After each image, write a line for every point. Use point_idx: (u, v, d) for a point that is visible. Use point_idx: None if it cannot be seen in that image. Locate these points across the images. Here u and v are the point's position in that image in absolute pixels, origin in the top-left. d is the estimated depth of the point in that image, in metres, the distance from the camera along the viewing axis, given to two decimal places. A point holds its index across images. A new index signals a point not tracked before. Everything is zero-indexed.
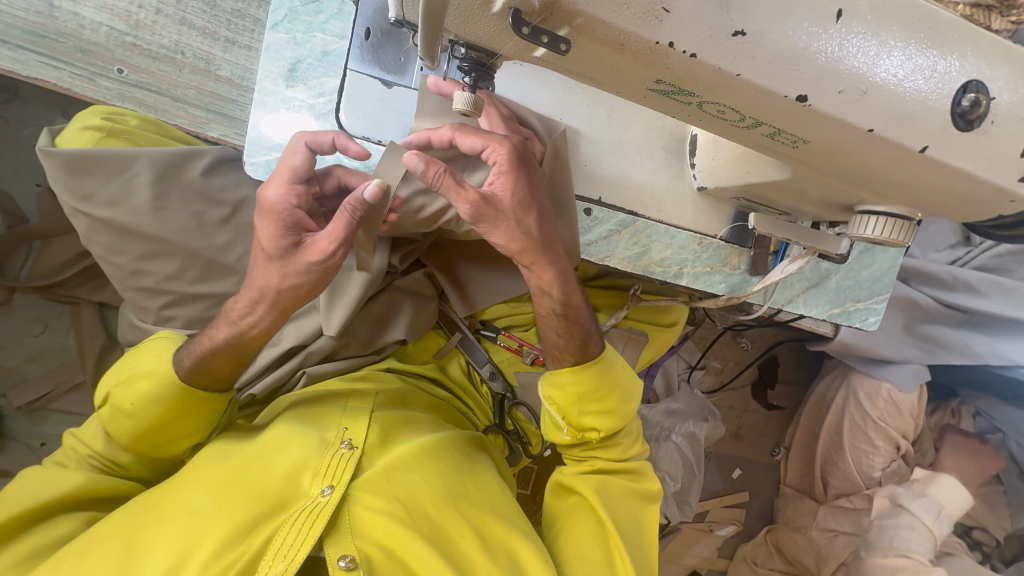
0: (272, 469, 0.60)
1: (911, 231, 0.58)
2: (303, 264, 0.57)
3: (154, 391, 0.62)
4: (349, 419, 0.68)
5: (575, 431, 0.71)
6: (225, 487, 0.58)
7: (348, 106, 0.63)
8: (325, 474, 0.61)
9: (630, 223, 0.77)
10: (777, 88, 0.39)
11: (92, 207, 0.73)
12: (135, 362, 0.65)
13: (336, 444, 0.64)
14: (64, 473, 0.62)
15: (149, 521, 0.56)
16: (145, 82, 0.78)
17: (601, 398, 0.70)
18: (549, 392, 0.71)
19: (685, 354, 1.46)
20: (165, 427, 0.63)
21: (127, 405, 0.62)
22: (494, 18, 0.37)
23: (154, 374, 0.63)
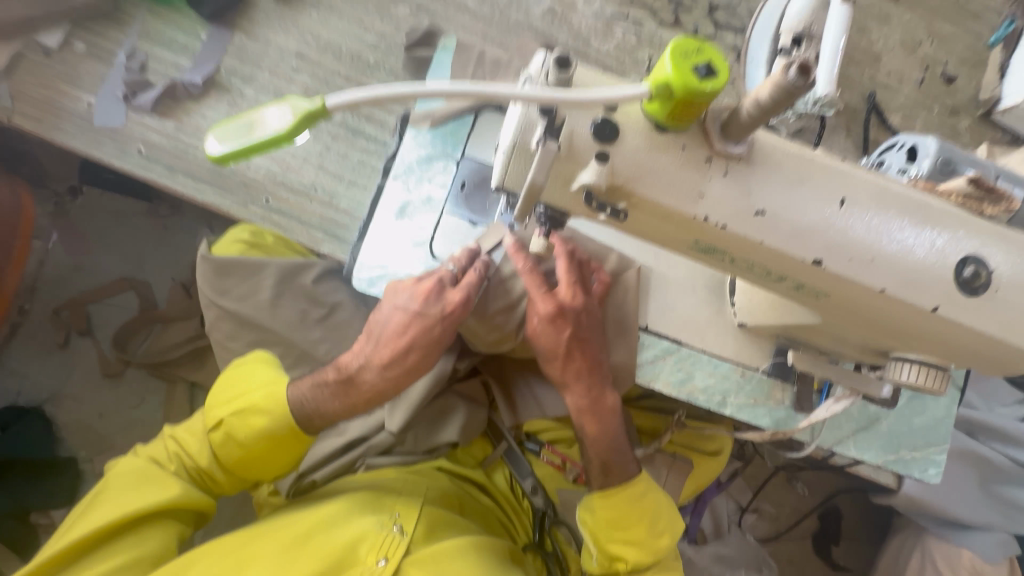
0: (334, 536, 0.64)
1: (948, 380, 0.62)
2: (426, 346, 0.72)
3: (267, 429, 0.72)
4: (401, 506, 0.70)
5: (604, 559, 0.73)
6: (294, 546, 0.63)
7: (442, 239, 0.79)
8: (381, 545, 0.65)
9: (675, 349, 0.83)
10: (795, 252, 0.48)
11: (226, 301, 0.89)
12: (248, 391, 0.75)
13: (391, 523, 0.67)
14: (162, 482, 0.72)
15: (222, 567, 0.61)
16: (283, 208, 0.99)
17: (628, 526, 0.72)
18: (583, 515, 0.74)
19: (735, 493, 1.39)
20: (266, 456, 0.74)
21: (241, 435, 0.73)
22: (571, 194, 0.49)
23: (268, 414, 0.73)
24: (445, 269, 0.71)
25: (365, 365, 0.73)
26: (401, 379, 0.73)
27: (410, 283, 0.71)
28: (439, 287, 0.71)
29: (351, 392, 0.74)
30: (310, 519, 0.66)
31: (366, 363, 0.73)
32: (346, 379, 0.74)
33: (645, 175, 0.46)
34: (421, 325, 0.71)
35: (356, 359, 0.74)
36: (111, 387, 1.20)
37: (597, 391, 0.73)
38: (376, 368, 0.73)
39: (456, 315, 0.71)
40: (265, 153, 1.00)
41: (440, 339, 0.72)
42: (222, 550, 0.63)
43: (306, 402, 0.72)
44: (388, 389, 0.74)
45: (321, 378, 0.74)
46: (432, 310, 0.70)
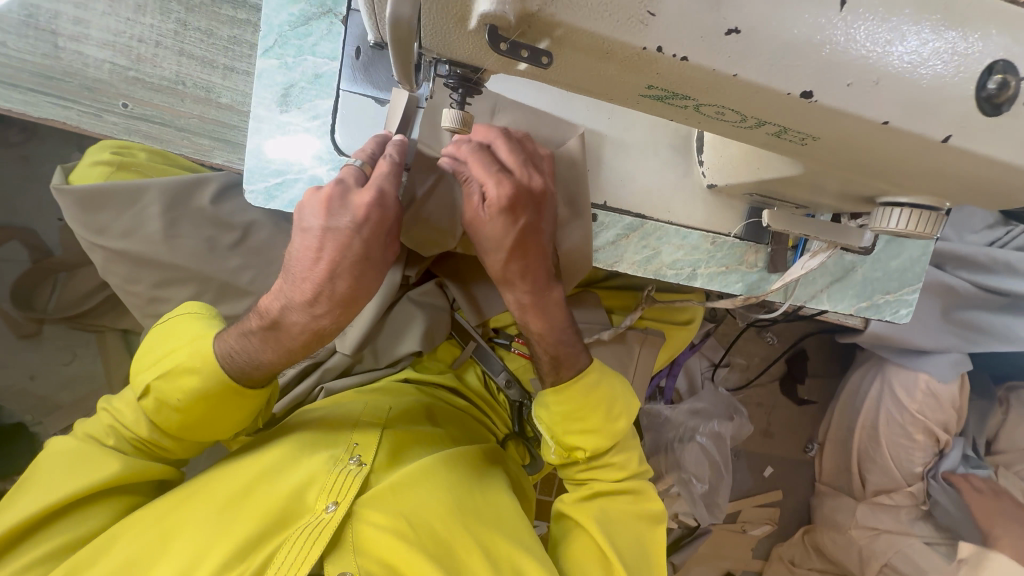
0: (280, 485, 0.60)
1: (940, 222, 0.55)
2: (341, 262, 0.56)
3: (199, 388, 0.60)
4: (359, 436, 0.68)
5: (562, 450, 0.70)
6: (235, 501, 0.58)
7: (343, 127, 0.63)
8: (331, 490, 0.60)
9: (638, 225, 0.74)
10: (778, 85, 0.36)
11: (107, 241, 0.74)
12: (177, 350, 0.63)
13: (345, 459, 0.64)
14: (98, 458, 0.61)
15: (151, 533, 0.55)
16: (149, 114, 0.79)
17: (585, 417, 0.67)
18: (539, 412, 0.70)
19: (708, 352, 1.43)
20: (212, 421, 0.62)
21: (174, 400, 0.61)
22: (471, 36, 0.35)
23: (200, 372, 0.60)
24: (350, 166, 0.58)
25: (288, 304, 0.58)
26: (338, 313, 0.58)
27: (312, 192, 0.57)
28: (347, 188, 0.56)
29: (282, 339, 0.59)
30: (252, 470, 0.62)
31: (289, 302, 0.58)
32: (273, 324, 0.59)
33: None
34: (338, 240, 0.55)
35: (277, 299, 0.59)
36: (33, 349, 1.07)
37: (543, 284, 0.65)
38: (301, 306, 0.57)
39: (374, 221, 0.56)
40: (97, 40, 0.77)
41: (367, 254, 0.57)
42: (149, 519, 0.57)
43: (237, 355, 0.60)
44: (327, 328, 0.59)
45: (246, 326, 0.60)
46: (345, 219, 0.55)
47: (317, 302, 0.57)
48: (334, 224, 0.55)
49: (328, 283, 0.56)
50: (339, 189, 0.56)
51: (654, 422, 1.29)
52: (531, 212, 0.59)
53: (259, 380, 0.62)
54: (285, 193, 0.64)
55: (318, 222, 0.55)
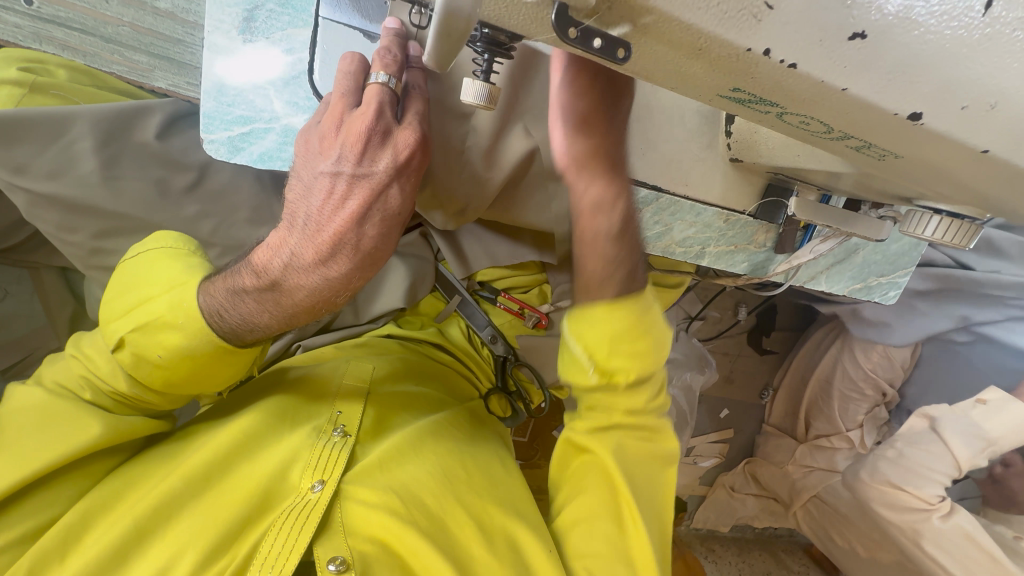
0: (260, 464, 0.57)
1: (974, 233, 0.52)
2: (375, 214, 0.49)
3: (187, 348, 0.53)
4: (342, 405, 0.66)
5: (600, 372, 0.58)
6: (214, 482, 0.55)
7: (323, 64, 0.51)
8: (315, 469, 0.58)
9: (653, 199, 0.68)
10: (889, 104, 0.30)
11: (28, 182, 0.61)
12: (152, 298, 0.54)
13: (328, 432, 0.62)
14: (73, 418, 0.55)
15: (122, 518, 0.51)
16: (63, 17, 0.63)
17: (635, 338, 0.57)
18: (574, 325, 0.58)
19: (685, 305, 1.42)
20: (202, 376, 0.55)
21: (155, 357, 0.53)
22: (528, 7, 0.26)
23: (184, 328, 0.52)
24: (378, 85, 0.46)
25: (292, 263, 0.49)
26: (353, 277, 0.51)
27: (333, 127, 0.46)
28: (383, 120, 0.46)
29: (283, 302, 0.51)
30: (226, 437, 0.59)
31: (295, 260, 0.49)
32: (272, 284, 0.50)
33: None
34: (371, 190, 0.48)
35: (278, 256, 0.50)
36: None
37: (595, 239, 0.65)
38: (310, 266, 0.49)
39: (415, 167, 0.50)
40: None
41: (399, 211, 0.51)
42: (122, 507, 0.53)
43: (226, 314, 0.52)
44: (339, 291, 0.51)
45: (239, 282, 0.51)
46: (382, 163, 0.47)
47: (332, 260, 0.49)
48: (366, 170, 0.47)
49: (352, 234, 0.49)
50: (372, 129, 0.46)
51: None
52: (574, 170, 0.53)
53: (255, 339, 0.54)
54: (253, 144, 0.53)
55: (345, 169, 0.47)
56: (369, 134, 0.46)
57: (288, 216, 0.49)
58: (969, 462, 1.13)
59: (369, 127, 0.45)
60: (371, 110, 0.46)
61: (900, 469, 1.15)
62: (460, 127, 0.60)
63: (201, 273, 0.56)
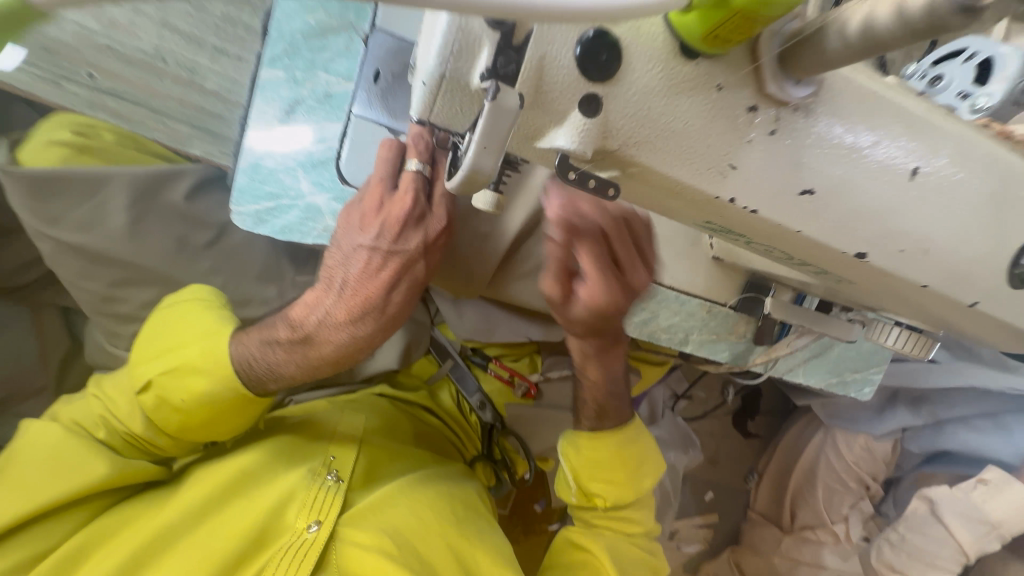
0: (258, 499, 0.58)
1: (931, 345, 0.57)
2: (405, 275, 0.52)
3: (209, 394, 0.52)
4: (337, 447, 0.65)
5: (582, 496, 0.68)
6: (213, 514, 0.57)
7: (349, 154, 0.56)
8: (312, 508, 0.58)
9: (640, 288, 0.73)
10: (836, 244, 0.35)
11: (59, 232, 0.65)
12: (183, 345, 0.54)
13: (324, 472, 0.62)
14: (76, 458, 0.54)
15: (126, 543, 0.53)
16: (120, 89, 0.69)
17: (616, 469, 0.66)
18: (566, 451, 0.68)
19: (672, 383, 1.48)
20: (215, 422, 0.55)
21: (177, 402, 0.53)
22: (535, 151, 0.31)
23: (210, 373, 0.52)
24: (413, 173, 0.50)
25: (326, 320, 0.51)
26: (376, 337, 0.53)
27: (375, 208, 0.49)
28: (418, 206, 0.51)
29: (309, 355, 0.53)
30: (227, 471, 0.59)
31: (328, 319, 0.51)
32: (305, 338, 0.52)
33: (663, 134, 0.29)
34: (402, 264, 0.51)
35: (312, 310, 0.52)
36: None
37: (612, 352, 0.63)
38: (341, 324, 0.51)
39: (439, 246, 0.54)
40: None
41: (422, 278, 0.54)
42: (127, 531, 0.54)
43: (256, 364, 0.52)
44: (366, 347, 0.54)
45: (272, 334, 0.53)
46: (415, 240, 0.51)
47: (360, 321, 0.51)
48: (400, 247, 0.51)
49: (380, 299, 0.51)
50: (409, 215, 0.50)
51: None
52: (623, 295, 0.46)
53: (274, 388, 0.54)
54: (277, 218, 0.58)
55: (379, 245, 0.50)
56: (408, 220, 0.50)
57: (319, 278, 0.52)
58: (978, 548, 0.95)
59: (407, 212, 0.50)
60: (411, 201, 0.50)
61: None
62: (483, 219, 0.63)
63: (236, 324, 0.56)
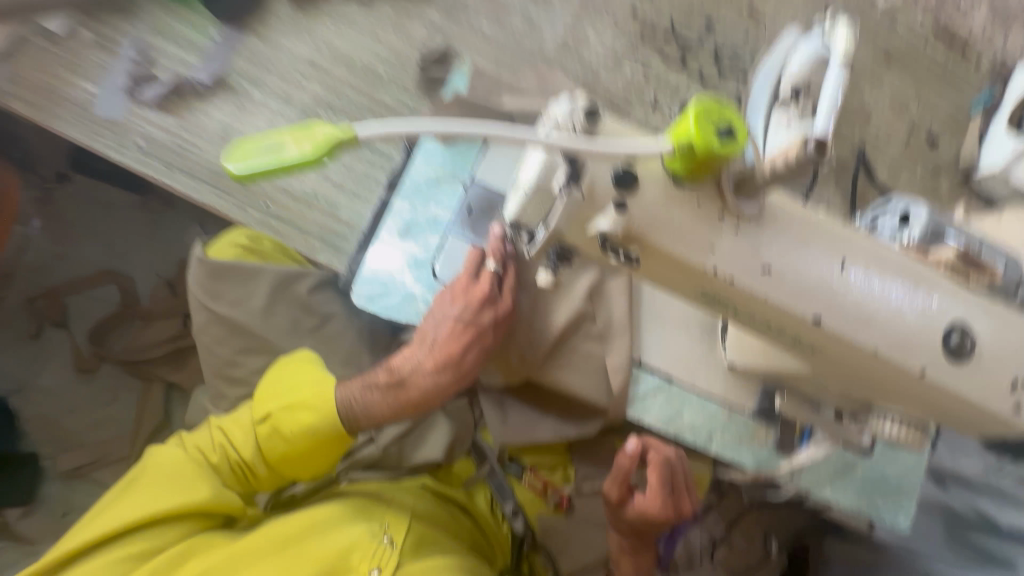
0: (327, 543, 0.71)
1: (924, 436, 0.67)
2: (477, 340, 0.69)
3: (314, 427, 0.68)
4: (392, 517, 0.77)
5: None
6: (294, 548, 0.70)
7: (444, 260, 0.79)
8: (370, 559, 0.71)
9: (664, 386, 0.84)
10: (797, 307, 0.50)
11: (216, 305, 0.87)
12: (298, 387, 0.70)
13: (380, 535, 0.74)
14: (197, 479, 0.70)
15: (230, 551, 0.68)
16: (283, 215, 0.92)
17: None
18: None
19: (709, 525, 1.38)
20: (309, 456, 0.70)
21: (286, 430, 0.68)
22: (587, 237, 0.50)
23: (318, 411, 0.68)
24: (491, 267, 0.68)
25: (418, 368, 0.70)
26: (452, 385, 0.70)
27: (462, 290, 0.68)
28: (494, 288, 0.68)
29: (399, 395, 0.70)
30: (305, 520, 0.73)
31: (419, 367, 0.69)
32: (398, 382, 0.70)
33: (666, 224, 0.48)
34: (476, 331, 0.68)
35: (407, 362, 0.70)
36: (80, 384, 1.15)
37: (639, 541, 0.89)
38: (429, 372, 0.69)
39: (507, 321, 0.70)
40: None
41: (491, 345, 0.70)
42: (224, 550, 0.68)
43: (355, 404, 0.68)
44: (442, 393, 0.71)
45: (372, 379, 0.70)
46: (489, 317, 0.68)
47: (442, 371, 0.69)
48: (476, 318, 0.68)
49: (458, 356, 0.69)
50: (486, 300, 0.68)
51: None
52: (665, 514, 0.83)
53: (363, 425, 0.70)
54: (383, 302, 0.79)
55: (461, 318, 0.67)
56: (486, 298, 0.68)
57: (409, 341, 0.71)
58: None
59: (484, 296, 0.68)
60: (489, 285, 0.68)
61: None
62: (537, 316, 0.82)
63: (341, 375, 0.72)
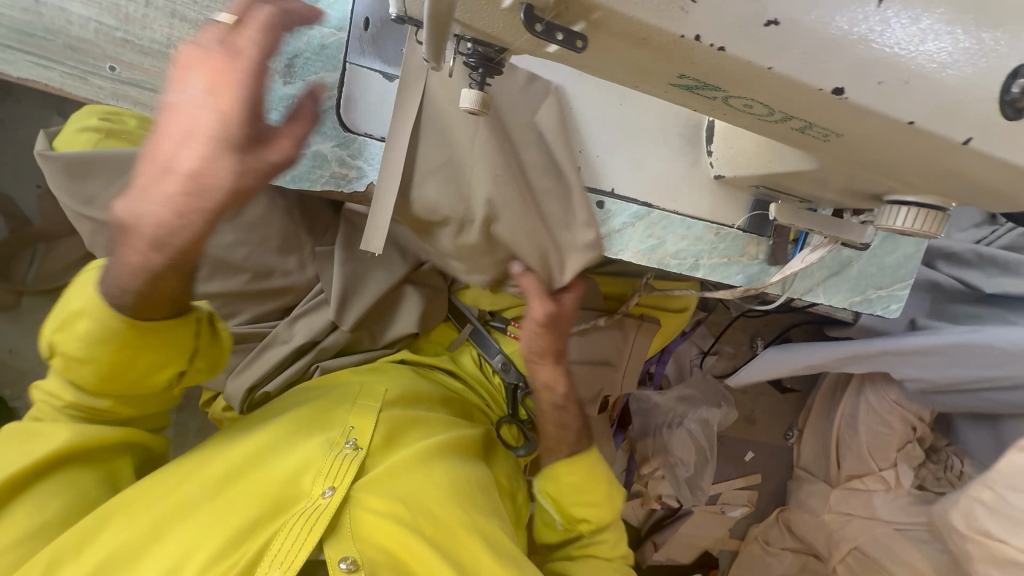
0: (273, 470, 0.58)
1: (943, 222, 0.55)
2: (259, 160, 0.49)
3: (98, 331, 0.52)
4: (355, 417, 0.66)
5: (568, 522, 0.83)
6: (231, 486, 0.56)
7: (354, 99, 0.63)
8: (326, 475, 0.58)
9: (644, 214, 0.73)
10: (811, 80, 0.36)
11: (95, 211, 0.71)
12: (71, 300, 0.54)
13: (340, 444, 0.62)
14: (27, 440, 0.55)
15: (139, 493, 0.54)
16: (141, 80, 0.70)
17: (590, 494, 0.81)
18: (547, 485, 0.83)
19: (698, 339, 1.46)
20: (125, 364, 0.54)
21: (74, 348, 0.53)
22: (503, 13, 0.35)
23: (88, 310, 0.52)
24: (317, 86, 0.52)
25: (140, 207, 0.47)
26: (165, 220, 0.47)
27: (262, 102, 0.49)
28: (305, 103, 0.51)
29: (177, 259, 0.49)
30: (243, 450, 0.60)
31: (139, 203, 0.47)
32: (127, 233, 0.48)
33: None
34: (261, 145, 0.49)
35: (156, 200, 0.47)
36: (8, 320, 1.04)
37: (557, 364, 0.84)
38: (143, 207, 0.47)
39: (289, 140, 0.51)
40: None
41: (260, 167, 0.49)
42: (143, 501, 0.54)
43: (122, 278, 0.50)
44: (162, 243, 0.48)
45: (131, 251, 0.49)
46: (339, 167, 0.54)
47: (168, 203, 0.47)
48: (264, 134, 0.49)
49: (216, 178, 0.47)
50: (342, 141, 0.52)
51: (643, 407, 1.37)
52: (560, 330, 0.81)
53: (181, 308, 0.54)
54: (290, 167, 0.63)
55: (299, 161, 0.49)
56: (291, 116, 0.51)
57: (170, 162, 0.47)
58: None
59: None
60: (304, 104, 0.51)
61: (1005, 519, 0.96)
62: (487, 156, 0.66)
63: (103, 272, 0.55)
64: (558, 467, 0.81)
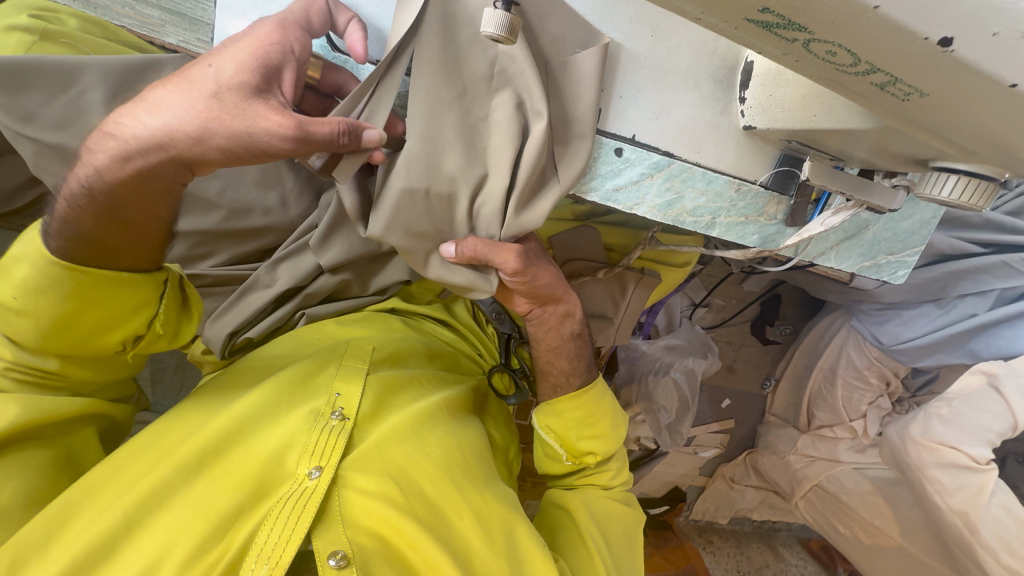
0: (255, 450, 0.55)
1: (991, 194, 0.50)
2: (198, 97, 0.46)
3: (36, 282, 0.50)
4: (340, 384, 0.63)
5: (573, 458, 0.81)
6: (210, 466, 0.53)
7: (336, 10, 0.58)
8: (313, 453, 0.56)
9: (665, 165, 0.66)
10: (912, 24, 0.30)
11: (37, 131, 0.61)
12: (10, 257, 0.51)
13: (326, 415, 0.59)
14: None
15: (107, 475, 0.51)
16: None
17: (594, 424, 0.81)
18: (547, 421, 0.82)
19: (690, 292, 1.46)
20: (74, 320, 0.53)
21: (11, 301, 0.51)
22: None
23: (26, 258, 0.50)
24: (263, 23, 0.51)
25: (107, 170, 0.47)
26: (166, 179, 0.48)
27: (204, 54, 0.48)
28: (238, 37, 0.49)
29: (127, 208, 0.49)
30: (219, 423, 0.56)
31: (112, 166, 0.47)
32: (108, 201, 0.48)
33: None
34: (198, 87, 0.46)
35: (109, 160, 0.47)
36: None
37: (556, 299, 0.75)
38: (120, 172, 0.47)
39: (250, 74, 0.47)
40: None
41: (221, 113, 0.46)
42: (111, 491, 0.50)
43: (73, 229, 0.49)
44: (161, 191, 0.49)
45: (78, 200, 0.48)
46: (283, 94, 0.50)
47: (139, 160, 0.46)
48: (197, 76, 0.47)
49: (168, 135, 0.46)
50: (281, 52, 0.49)
51: (631, 356, 1.37)
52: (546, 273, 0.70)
53: (146, 266, 0.55)
54: None
55: (221, 88, 0.46)
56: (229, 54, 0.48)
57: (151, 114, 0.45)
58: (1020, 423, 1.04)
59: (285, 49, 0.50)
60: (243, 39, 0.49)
61: (956, 429, 1.07)
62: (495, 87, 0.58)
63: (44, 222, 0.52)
64: (554, 404, 0.81)
